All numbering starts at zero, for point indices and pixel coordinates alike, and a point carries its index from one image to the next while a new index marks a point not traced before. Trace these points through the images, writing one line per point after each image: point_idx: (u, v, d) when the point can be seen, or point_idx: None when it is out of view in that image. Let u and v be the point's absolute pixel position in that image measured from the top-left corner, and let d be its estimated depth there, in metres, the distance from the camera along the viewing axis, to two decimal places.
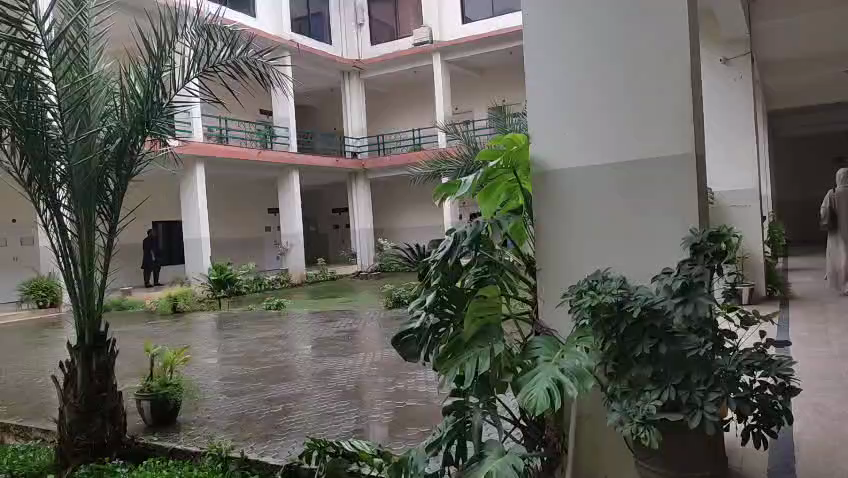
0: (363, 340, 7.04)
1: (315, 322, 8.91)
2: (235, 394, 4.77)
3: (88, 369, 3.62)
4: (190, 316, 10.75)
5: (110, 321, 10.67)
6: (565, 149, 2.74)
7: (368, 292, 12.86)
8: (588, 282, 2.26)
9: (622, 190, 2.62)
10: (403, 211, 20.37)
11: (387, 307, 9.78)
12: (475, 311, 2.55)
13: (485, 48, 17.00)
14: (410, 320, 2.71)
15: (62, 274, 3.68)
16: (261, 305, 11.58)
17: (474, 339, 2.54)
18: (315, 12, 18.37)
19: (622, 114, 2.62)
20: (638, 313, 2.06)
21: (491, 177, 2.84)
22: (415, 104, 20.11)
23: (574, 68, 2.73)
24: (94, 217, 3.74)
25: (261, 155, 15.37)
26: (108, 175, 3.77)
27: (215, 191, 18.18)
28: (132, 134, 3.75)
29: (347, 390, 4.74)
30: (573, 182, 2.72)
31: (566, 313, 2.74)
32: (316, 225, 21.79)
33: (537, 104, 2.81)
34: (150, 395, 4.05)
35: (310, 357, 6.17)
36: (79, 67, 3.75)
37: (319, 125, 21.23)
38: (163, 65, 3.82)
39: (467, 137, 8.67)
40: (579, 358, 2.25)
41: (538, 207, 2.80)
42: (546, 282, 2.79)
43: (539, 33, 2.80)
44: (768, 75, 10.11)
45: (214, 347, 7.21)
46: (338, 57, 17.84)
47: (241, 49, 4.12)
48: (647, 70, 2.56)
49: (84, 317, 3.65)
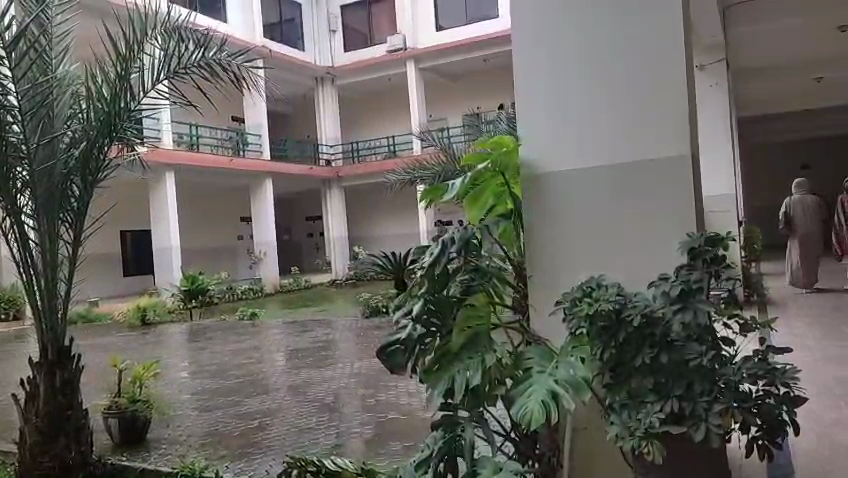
0: (341, 351, 6.88)
1: (290, 332, 8.72)
2: (208, 410, 4.58)
3: (51, 387, 3.40)
4: (160, 327, 10.45)
5: (76, 333, 10.31)
6: (557, 151, 2.66)
7: (345, 301, 12.68)
8: (584, 288, 2.17)
9: (615, 194, 2.54)
10: (378, 219, 20.22)
11: (364, 315, 9.63)
12: (464, 321, 2.43)
13: (460, 55, 16.99)
14: (396, 331, 2.57)
15: (22, 285, 3.49)
16: (234, 315, 11.32)
17: (462, 350, 2.41)
18: (288, 18, 18.19)
19: (616, 116, 2.55)
20: (638, 321, 1.98)
21: (478, 182, 2.72)
22: (389, 111, 20.04)
23: (567, 66, 2.65)
24: (59, 225, 3.54)
25: (234, 163, 15.16)
26: (72, 181, 3.56)
27: (185, 199, 17.83)
28: (99, 138, 3.57)
29: (326, 403, 4.59)
30: (564, 185, 2.64)
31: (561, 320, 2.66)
32: (289, 233, 21.51)
33: (528, 104, 2.73)
34: (118, 413, 3.85)
35: (286, 369, 6.00)
36: (42, 67, 3.55)
37: (292, 132, 21.00)
38: (131, 66, 3.64)
39: (443, 143, 8.59)
40: (575, 367, 2.16)
41: (528, 212, 2.71)
42: (537, 290, 2.71)
43: (532, 30, 2.72)
44: (740, 82, 10.23)
45: (186, 359, 6.98)
46: (311, 63, 17.68)
47: (214, 51, 3.91)
48: (643, 69, 2.50)
49: (47, 331, 3.45)
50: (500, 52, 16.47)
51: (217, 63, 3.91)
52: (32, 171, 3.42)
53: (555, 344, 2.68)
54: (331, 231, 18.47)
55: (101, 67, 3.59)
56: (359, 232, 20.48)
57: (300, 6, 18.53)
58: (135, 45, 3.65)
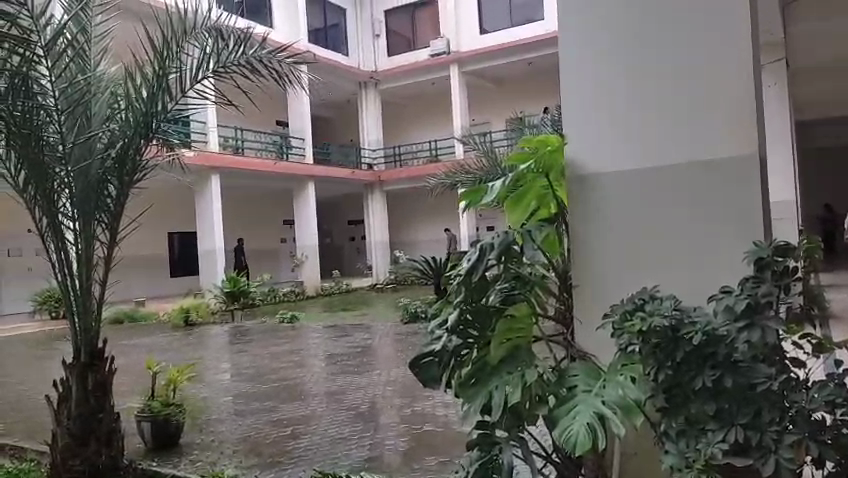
0: (379, 357, 6.75)
1: (329, 336, 8.67)
2: (241, 415, 4.51)
3: (83, 389, 3.37)
4: (202, 328, 10.57)
5: (122, 333, 10.50)
6: (606, 151, 2.47)
7: (384, 305, 12.58)
8: (635, 302, 1.98)
9: (670, 198, 2.33)
10: (419, 223, 20.11)
11: (403, 320, 9.51)
12: (503, 333, 2.33)
13: (504, 58, 16.72)
14: (430, 342, 2.41)
15: (57, 286, 3.47)
16: (275, 317, 11.37)
17: (502, 363, 2.29)
18: (332, 23, 18.31)
19: (671, 114, 2.34)
20: (698, 340, 1.77)
21: (522, 185, 2.50)
22: (432, 115, 19.93)
23: (619, 58, 2.45)
24: (94, 224, 3.52)
25: (277, 166, 15.27)
26: (109, 182, 3.53)
27: (230, 202, 18.08)
28: (135, 138, 3.53)
29: (361, 412, 4.46)
30: (613, 188, 2.44)
31: (608, 334, 2.46)
32: (331, 236, 21.61)
33: (574, 98, 2.54)
34: (151, 417, 3.80)
35: (323, 374, 5.92)
36: (79, 66, 3.54)
37: (335, 136, 21.10)
38: (169, 65, 3.59)
39: (485, 147, 8.41)
40: (624, 388, 1.98)
41: (573, 216, 2.52)
42: (581, 301, 2.51)
43: (580, 20, 2.54)
44: (798, 84, 9.72)
45: (225, 362, 6.99)
46: (354, 68, 17.73)
47: (253, 48, 3.86)
48: (703, 61, 2.28)
49: (81, 333, 3.42)
50: (546, 54, 16.14)
51: (257, 60, 3.83)
52: (69, 171, 3.40)
53: (604, 360, 2.49)
54: (372, 235, 18.46)
55: (139, 66, 3.55)
56: (400, 237, 20.42)
57: (344, 10, 18.59)
58: (173, 44, 3.60)
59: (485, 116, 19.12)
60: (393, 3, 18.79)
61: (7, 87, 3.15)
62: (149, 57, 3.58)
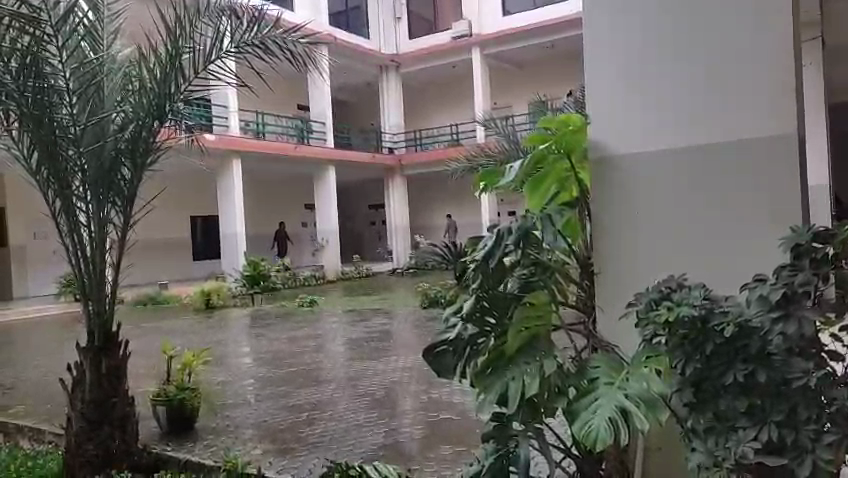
0: (397, 342, 6.70)
1: (349, 321, 8.64)
2: (257, 401, 4.48)
3: (97, 374, 3.38)
4: (223, 312, 10.62)
5: (144, 316, 10.59)
6: (633, 130, 2.34)
7: (404, 290, 12.51)
8: (661, 291, 1.88)
9: (700, 182, 2.20)
10: (439, 208, 20.02)
11: (422, 306, 9.43)
12: (519, 323, 2.19)
13: (526, 41, 16.44)
14: (445, 331, 2.33)
15: (71, 270, 3.44)
16: (295, 302, 11.37)
17: (518, 353, 2.17)
18: (353, 6, 18.13)
19: (703, 90, 2.20)
20: (729, 332, 1.66)
21: (540, 167, 2.39)
22: (453, 99, 19.71)
23: (647, 33, 2.31)
24: (108, 207, 3.48)
25: (297, 150, 15.25)
26: (123, 163, 3.47)
27: (251, 187, 18.12)
28: (147, 120, 3.48)
29: (377, 399, 4.41)
30: (639, 171, 2.32)
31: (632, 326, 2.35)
32: (352, 221, 21.57)
33: (599, 77, 2.42)
34: (166, 401, 3.80)
35: (341, 360, 5.87)
36: (91, 47, 3.50)
37: (355, 120, 21.03)
38: (182, 45, 3.52)
39: (506, 131, 8.26)
40: (648, 380, 1.88)
41: (596, 201, 2.41)
42: (604, 289, 2.41)
43: None
44: (833, 65, 9.35)
45: (244, 346, 6.98)
46: (375, 51, 17.58)
47: (267, 27, 3.77)
48: (738, 33, 2.13)
49: (94, 316, 3.42)
50: (569, 37, 15.84)
51: (271, 40, 3.76)
52: (81, 153, 3.36)
53: (626, 351, 2.38)
54: (392, 220, 18.42)
55: (151, 46, 3.49)
56: (421, 222, 20.32)
57: None
58: (186, 23, 3.53)
59: (507, 99, 18.88)
60: None
61: (18, 67, 3.12)
62: (162, 37, 3.51)
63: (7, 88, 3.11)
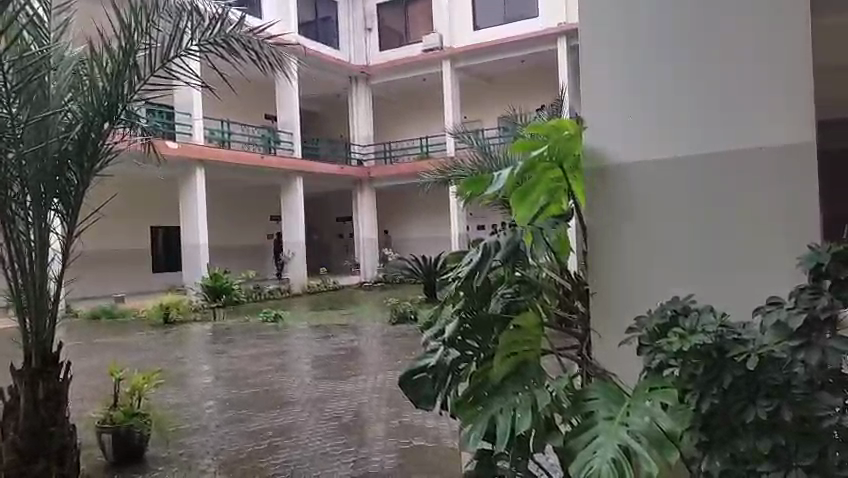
0: (365, 360, 6.44)
1: (315, 337, 8.33)
2: (214, 427, 4.17)
3: (33, 400, 3.04)
4: (182, 327, 10.19)
5: (98, 330, 10.10)
6: (637, 143, 2.26)
7: (372, 305, 12.23)
8: (668, 313, 1.71)
9: (706, 196, 2.13)
10: (408, 221, 19.81)
11: (391, 322, 9.17)
12: (507, 347, 1.99)
13: (496, 55, 16.40)
14: (426, 356, 2.16)
15: (8, 284, 3.15)
16: (258, 316, 10.98)
17: (506, 381, 1.97)
18: (323, 16, 17.84)
19: (714, 102, 2.13)
20: (754, 364, 1.46)
21: (529, 173, 2.21)
22: (424, 112, 19.59)
23: (651, 44, 2.24)
24: (49, 211, 3.21)
25: (263, 161, 14.89)
26: (69, 169, 3.19)
27: (215, 197, 17.66)
28: (98, 121, 3.18)
29: (345, 423, 4.13)
30: (640, 187, 2.23)
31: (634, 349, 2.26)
32: (319, 233, 21.22)
33: (596, 86, 2.34)
34: (112, 428, 3.46)
35: (307, 379, 5.58)
36: (35, 38, 3.15)
37: (324, 131, 20.77)
38: (137, 41, 3.23)
39: (479, 144, 8.10)
40: (652, 414, 1.67)
41: (592, 217, 2.32)
42: (600, 310, 2.31)
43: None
44: None
45: (205, 364, 6.63)
46: (345, 62, 17.34)
47: (232, 26, 3.52)
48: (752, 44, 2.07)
49: (30, 336, 3.09)
50: (539, 52, 15.89)
51: (235, 39, 3.51)
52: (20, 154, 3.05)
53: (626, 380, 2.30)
54: (361, 233, 18.13)
55: (104, 40, 3.19)
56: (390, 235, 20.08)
57: (335, 3, 18.19)
58: (144, 17, 3.22)
59: (477, 114, 18.84)
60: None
61: None
62: (116, 31, 3.21)
63: None
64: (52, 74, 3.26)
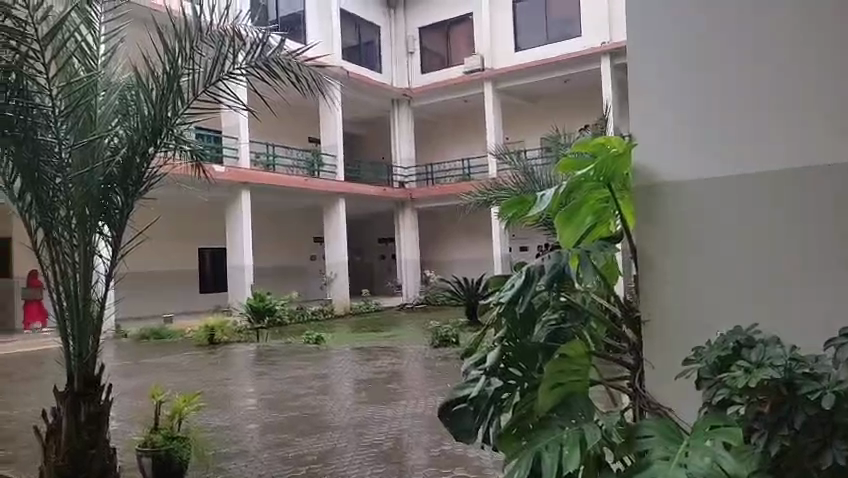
0: (407, 384, 6.34)
1: (357, 359, 8.28)
2: (254, 451, 4.13)
3: (74, 422, 3.06)
4: (226, 348, 10.28)
5: (146, 350, 10.29)
6: (690, 167, 2.20)
7: (413, 327, 12.13)
8: (732, 342, 1.67)
9: (765, 220, 2.06)
10: (450, 242, 19.72)
11: (433, 344, 9.06)
12: (554, 377, 1.87)
13: (538, 75, 16.27)
14: (465, 385, 2.07)
15: (52, 306, 3.19)
16: (301, 338, 11.02)
17: (552, 414, 1.88)
18: (367, 40, 18.06)
19: (770, 125, 2.08)
20: (827, 401, 1.42)
21: (574, 193, 2.14)
22: (466, 134, 19.58)
23: (700, 68, 2.20)
24: (94, 233, 3.23)
25: (307, 183, 15.06)
26: (115, 192, 3.23)
27: (260, 219, 17.95)
28: (143, 145, 3.23)
29: (385, 451, 4.04)
30: (694, 210, 2.17)
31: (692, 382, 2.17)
32: (362, 255, 21.31)
33: (647, 105, 2.30)
34: (152, 452, 3.45)
35: (348, 403, 5.51)
36: (86, 64, 3.25)
37: (367, 153, 20.94)
38: (181, 66, 3.27)
39: (522, 165, 7.98)
40: (716, 457, 1.53)
41: (645, 240, 2.26)
42: (654, 339, 2.23)
43: (655, 27, 2.29)
44: None
45: (247, 385, 6.64)
46: (387, 85, 17.50)
47: (271, 49, 3.51)
48: (808, 64, 2.03)
49: (73, 359, 3.12)
50: (582, 72, 15.70)
51: (275, 62, 3.52)
52: (68, 178, 3.11)
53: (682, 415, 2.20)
54: (403, 254, 18.12)
55: (148, 65, 3.24)
56: (432, 256, 20.03)
57: (378, 27, 18.41)
58: (187, 42, 3.27)
59: (519, 134, 18.71)
60: (428, 21, 18.47)
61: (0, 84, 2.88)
62: (161, 55, 3.25)
63: None
64: (100, 99, 3.33)
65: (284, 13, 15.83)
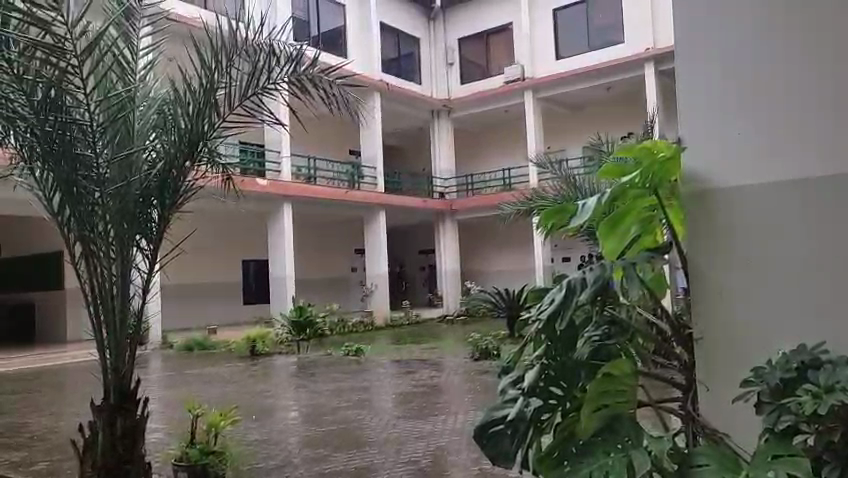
0: (446, 398, 6.23)
1: (396, 371, 8.20)
2: (290, 466, 4.08)
3: (110, 436, 3.09)
4: (267, 359, 10.34)
5: (190, 361, 10.43)
6: (743, 168, 1.98)
7: (454, 339, 12.00)
8: (799, 363, 1.55)
9: (829, 227, 1.83)
10: (491, 253, 19.54)
11: (473, 357, 8.92)
12: (596, 399, 1.75)
13: (579, 83, 16.04)
14: (502, 406, 1.97)
15: (89, 320, 3.20)
16: (341, 349, 11.01)
17: (596, 437, 1.77)
18: (406, 52, 18.12)
19: (834, 121, 1.86)
20: None
21: (618, 201, 2.01)
22: (506, 143, 19.43)
23: (751, 60, 2.00)
24: (133, 248, 3.26)
25: (348, 195, 15.17)
26: (151, 206, 3.25)
27: (301, 232, 18.13)
28: (179, 158, 3.24)
29: (423, 468, 3.93)
30: (747, 213, 1.95)
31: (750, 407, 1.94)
32: (402, 266, 21.30)
33: (692, 101, 2.10)
34: (188, 466, 3.43)
35: (386, 417, 5.43)
36: (123, 78, 3.28)
37: (408, 165, 21.00)
38: (217, 79, 3.27)
39: (563, 173, 7.82)
40: None
41: (693, 249, 2.04)
42: (706, 360, 2.01)
43: (702, 18, 2.10)
44: None
45: (286, 398, 6.63)
46: (426, 97, 17.52)
47: (305, 65, 3.51)
48: None
49: (110, 372, 3.14)
50: (625, 78, 15.39)
51: (309, 77, 3.51)
52: (105, 192, 3.12)
53: (743, 446, 1.98)
54: (443, 265, 18.02)
55: (185, 79, 3.24)
56: (472, 267, 19.87)
57: (417, 39, 18.45)
58: (224, 56, 3.27)
59: (560, 143, 18.45)
60: (467, 31, 18.41)
61: (41, 99, 2.93)
62: (197, 70, 3.27)
63: (27, 121, 2.91)
64: (138, 113, 3.36)
65: (325, 29, 15.75)
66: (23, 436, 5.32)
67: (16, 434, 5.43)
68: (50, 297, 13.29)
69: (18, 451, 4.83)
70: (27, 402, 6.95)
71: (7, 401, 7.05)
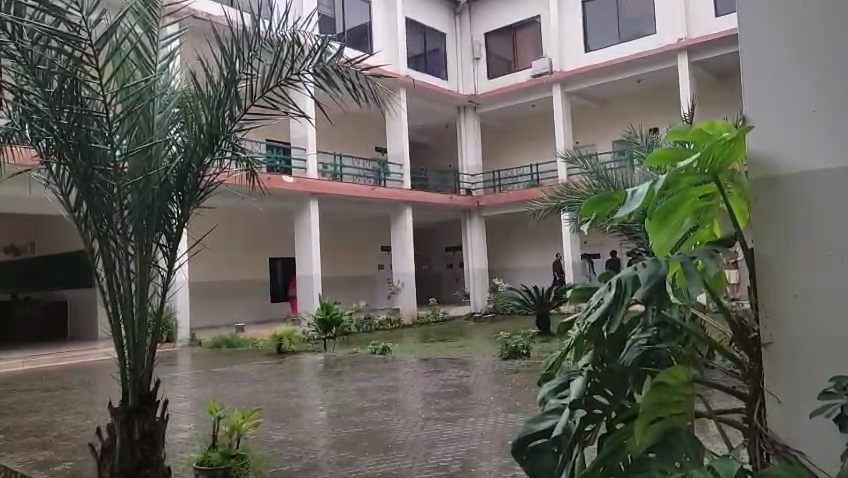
0: (476, 398, 6.08)
1: (425, 370, 8.07)
2: (315, 468, 3.98)
3: (128, 440, 2.99)
4: (294, 357, 10.29)
5: (218, 359, 10.42)
6: (817, 152, 1.76)
7: (481, 338, 11.81)
8: None
9: None
10: (519, 250, 19.28)
11: (502, 356, 8.72)
12: (651, 412, 1.57)
13: (611, 76, 15.69)
14: (543, 417, 1.80)
15: (108, 320, 3.09)
16: (367, 348, 10.90)
17: (650, 454, 1.60)
18: (433, 48, 17.84)
19: None
20: None
21: (670, 191, 1.82)
22: (534, 139, 19.12)
23: (826, 35, 1.78)
24: (152, 245, 3.13)
25: (374, 192, 15.03)
26: (171, 202, 3.13)
27: (328, 229, 18.11)
28: (197, 152, 3.10)
29: (452, 474, 3.74)
30: (824, 200, 1.73)
31: (822, 422, 1.73)
32: (429, 263, 21.20)
33: (757, 75, 1.88)
34: (209, 470, 3.31)
35: (416, 419, 5.27)
36: (140, 71, 3.19)
37: (435, 162, 20.80)
38: (238, 71, 3.14)
39: (595, 168, 7.62)
40: None
41: (761, 244, 1.83)
42: (774, 367, 1.80)
43: None
44: None
45: (315, 397, 6.52)
46: (453, 92, 17.32)
47: (330, 55, 3.33)
48: None
49: (129, 374, 3.04)
50: (658, 71, 15.04)
51: (333, 69, 3.33)
52: (123, 187, 3.00)
53: (822, 466, 1.75)
54: (471, 262, 17.80)
55: (206, 69, 3.12)
56: (500, 264, 19.69)
57: (445, 35, 18.19)
58: (245, 46, 3.14)
59: (590, 138, 18.09)
60: (494, 26, 18.13)
61: (54, 92, 2.82)
62: (217, 61, 3.13)
63: (43, 115, 2.82)
64: (157, 106, 3.24)
65: (351, 25, 15.73)
66: (49, 435, 5.30)
67: (42, 433, 5.40)
68: (83, 295, 13.47)
69: (44, 450, 4.79)
70: (55, 400, 6.97)
71: (36, 399, 7.08)
